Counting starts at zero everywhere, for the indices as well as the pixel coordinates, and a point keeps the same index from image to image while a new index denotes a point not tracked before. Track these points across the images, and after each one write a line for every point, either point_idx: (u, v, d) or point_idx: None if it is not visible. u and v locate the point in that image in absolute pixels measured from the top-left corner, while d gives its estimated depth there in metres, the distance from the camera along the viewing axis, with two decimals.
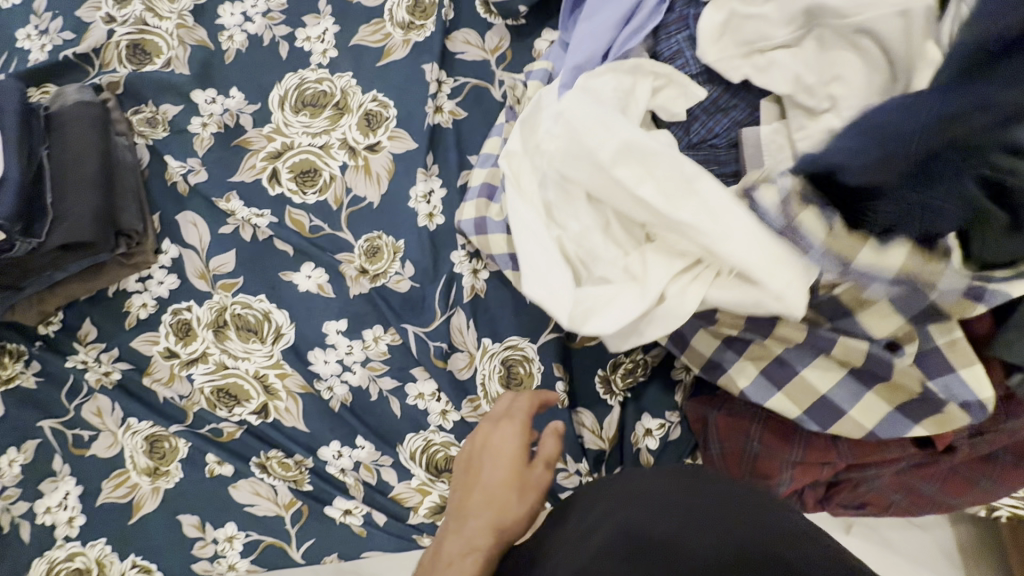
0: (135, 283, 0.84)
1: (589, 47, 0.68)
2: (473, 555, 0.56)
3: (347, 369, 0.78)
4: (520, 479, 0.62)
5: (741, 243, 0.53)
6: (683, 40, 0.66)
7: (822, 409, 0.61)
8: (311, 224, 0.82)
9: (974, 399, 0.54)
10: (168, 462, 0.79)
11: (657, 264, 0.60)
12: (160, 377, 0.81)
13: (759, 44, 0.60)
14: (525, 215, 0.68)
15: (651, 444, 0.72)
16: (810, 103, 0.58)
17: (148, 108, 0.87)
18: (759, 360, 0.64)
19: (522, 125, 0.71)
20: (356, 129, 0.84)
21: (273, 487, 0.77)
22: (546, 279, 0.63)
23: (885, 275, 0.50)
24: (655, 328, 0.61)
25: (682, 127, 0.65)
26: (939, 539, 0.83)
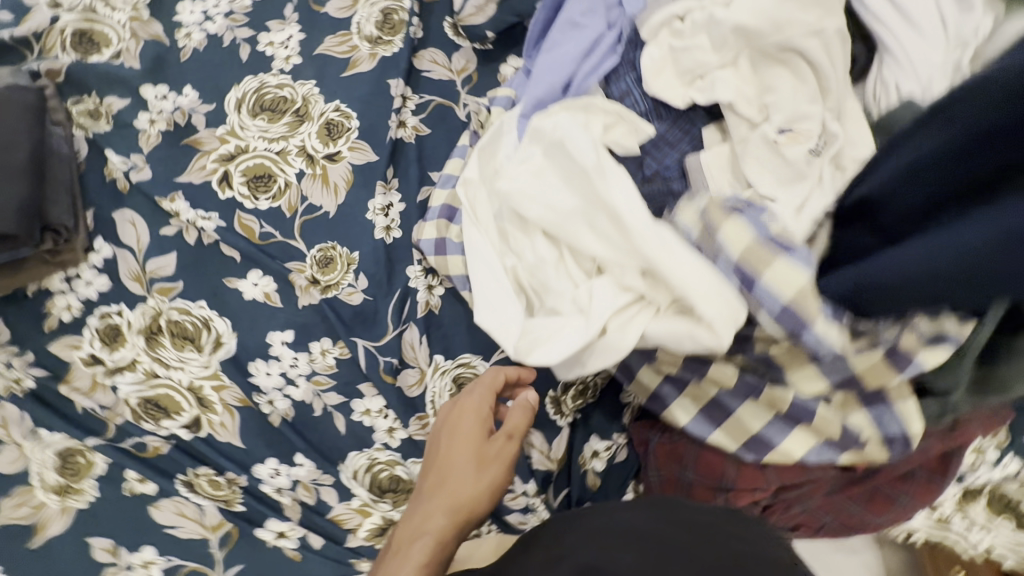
0: (60, 283, 0.78)
1: (548, 79, 0.71)
2: (427, 536, 0.61)
3: (290, 382, 0.75)
4: (483, 456, 0.65)
5: (680, 272, 0.57)
6: (632, 81, 0.69)
7: (760, 440, 0.63)
8: (261, 230, 0.79)
9: (898, 434, 0.59)
10: (81, 479, 0.73)
11: (602, 297, 0.61)
12: (79, 386, 0.75)
13: (697, 71, 0.65)
14: (480, 245, 0.72)
15: (598, 466, 0.72)
16: (749, 113, 0.63)
17: (91, 99, 0.83)
18: (697, 399, 0.67)
19: (481, 158, 0.75)
20: (316, 137, 0.82)
21: (199, 507, 0.73)
22: (498, 312, 0.67)
23: (783, 298, 0.54)
24: (598, 360, 0.62)
25: (635, 161, 0.68)
26: (862, 562, 0.87)
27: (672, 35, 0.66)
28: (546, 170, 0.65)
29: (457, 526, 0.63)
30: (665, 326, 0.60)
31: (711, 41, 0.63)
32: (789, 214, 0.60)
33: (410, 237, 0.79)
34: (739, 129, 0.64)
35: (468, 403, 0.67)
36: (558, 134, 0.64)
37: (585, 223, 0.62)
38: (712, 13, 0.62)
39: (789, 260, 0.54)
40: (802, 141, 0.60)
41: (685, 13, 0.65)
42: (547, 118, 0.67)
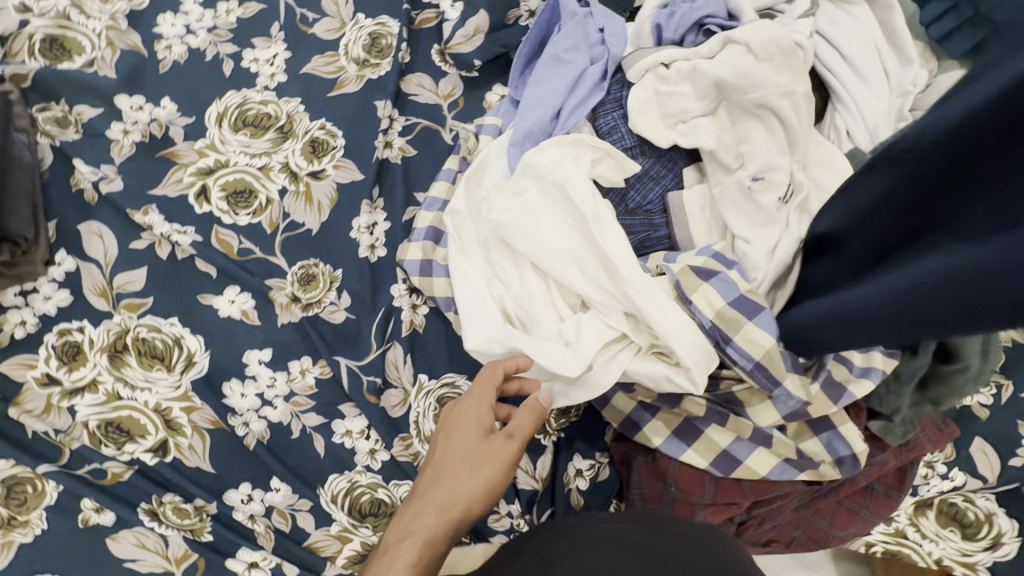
0: (14, 297, 0.73)
1: (536, 111, 0.74)
2: (415, 538, 0.56)
3: (267, 403, 0.72)
4: (482, 454, 0.60)
5: (665, 316, 0.61)
6: (618, 118, 0.72)
7: (729, 456, 0.66)
8: (240, 246, 0.78)
9: (849, 454, 0.65)
10: (28, 510, 0.67)
11: (590, 332, 0.63)
12: (32, 408, 0.70)
13: (680, 116, 0.68)
14: (468, 272, 0.70)
15: (582, 484, 0.72)
16: (726, 161, 0.67)
17: (59, 106, 0.80)
18: (671, 421, 0.68)
19: (469, 182, 0.74)
20: (300, 154, 0.82)
21: (163, 537, 0.68)
22: (487, 333, 0.66)
23: (753, 355, 0.59)
24: (580, 392, 0.65)
25: (619, 194, 0.71)
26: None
27: (659, 79, 0.70)
28: (542, 206, 0.67)
29: (448, 532, 0.57)
30: (645, 366, 0.63)
31: (693, 90, 0.68)
32: (761, 258, 0.63)
33: (395, 255, 0.79)
34: (716, 174, 0.68)
35: (471, 399, 0.62)
36: (561, 175, 0.66)
37: (579, 263, 0.65)
38: (695, 64, 0.67)
39: (757, 326, 0.59)
40: (774, 189, 0.63)
41: (669, 61, 0.70)
42: (542, 153, 0.68)
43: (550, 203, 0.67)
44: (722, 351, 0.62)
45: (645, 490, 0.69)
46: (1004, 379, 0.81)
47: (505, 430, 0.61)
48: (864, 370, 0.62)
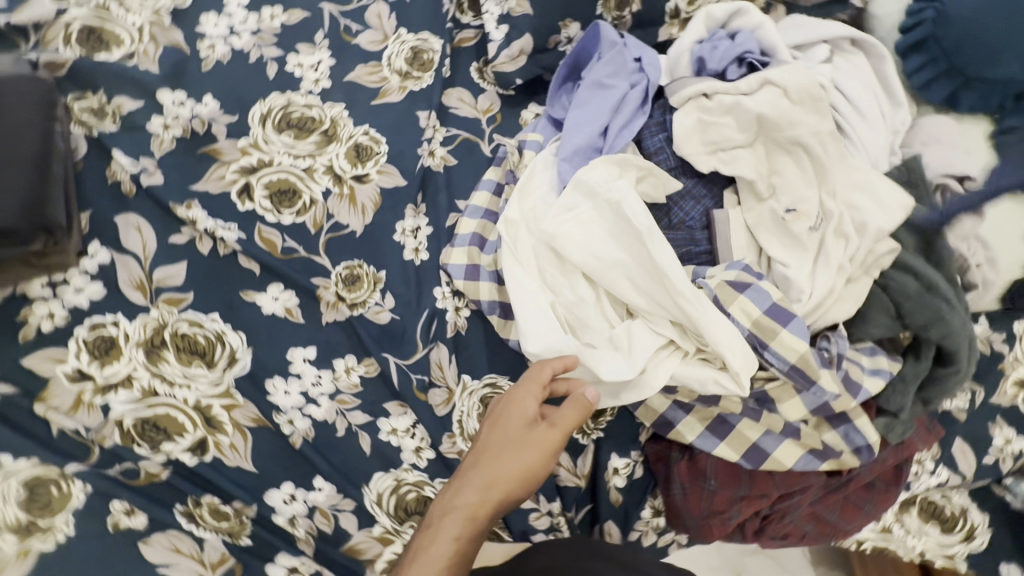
0: (41, 288, 0.69)
1: (585, 129, 0.79)
2: (453, 525, 0.60)
3: (311, 401, 0.72)
4: (524, 441, 0.62)
5: (715, 322, 0.65)
6: (662, 141, 0.79)
7: (756, 450, 0.71)
8: (284, 245, 0.77)
9: (864, 444, 0.71)
10: (54, 513, 0.63)
11: (641, 339, 0.68)
12: (60, 405, 0.66)
13: (722, 144, 0.76)
14: (522, 278, 0.72)
15: (619, 482, 0.75)
16: (760, 191, 0.76)
17: (96, 97, 0.78)
18: (704, 419, 0.73)
19: (519, 195, 0.77)
20: (344, 158, 0.84)
21: (199, 541, 0.66)
22: (548, 338, 0.68)
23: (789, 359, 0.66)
24: (633, 395, 0.68)
25: (663, 210, 0.78)
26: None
27: (699, 108, 0.77)
28: (594, 221, 0.71)
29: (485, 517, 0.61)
30: (693, 370, 0.67)
31: (735, 122, 0.75)
32: (803, 278, 0.71)
33: (437, 259, 0.81)
34: (749, 200, 0.77)
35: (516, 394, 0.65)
36: (618, 190, 0.69)
37: (629, 273, 0.69)
38: (737, 99, 0.74)
39: (792, 333, 0.66)
40: (805, 219, 0.73)
41: (710, 92, 0.77)
42: (590, 171, 0.72)
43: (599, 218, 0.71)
44: (760, 356, 0.68)
45: (688, 484, 0.72)
46: (978, 385, 0.90)
47: (545, 419, 0.64)
48: (874, 370, 0.72)
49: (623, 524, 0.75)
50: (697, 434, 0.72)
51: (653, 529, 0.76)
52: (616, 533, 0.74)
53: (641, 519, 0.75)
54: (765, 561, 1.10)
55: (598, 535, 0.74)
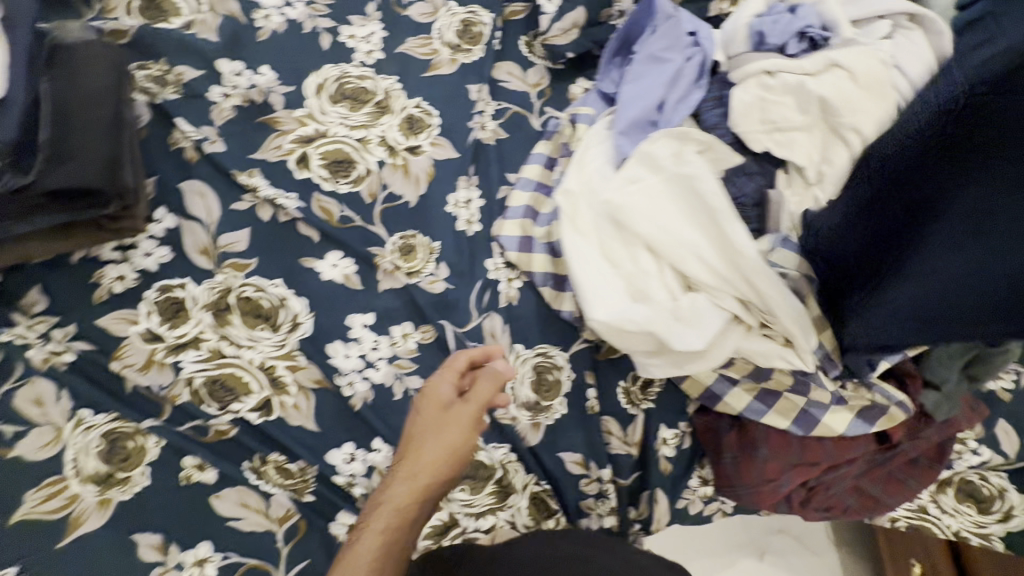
0: (113, 252, 0.72)
1: (642, 102, 0.79)
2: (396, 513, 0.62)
3: (370, 365, 0.74)
4: (449, 415, 0.66)
5: (788, 299, 0.67)
6: (720, 116, 0.80)
7: (809, 416, 0.72)
8: (341, 214, 0.79)
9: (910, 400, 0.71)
10: (131, 466, 0.65)
11: (710, 313, 0.69)
12: (133, 363, 0.69)
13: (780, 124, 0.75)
14: (584, 250, 0.73)
15: (668, 452, 0.77)
16: (808, 176, 0.75)
17: (157, 65, 0.79)
18: (753, 390, 0.75)
19: (578, 170, 0.78)
20: (398, 129, 0.85)
21: (266, 497, 0.68)
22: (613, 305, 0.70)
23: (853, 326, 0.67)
24: (698, 365, 0.71)
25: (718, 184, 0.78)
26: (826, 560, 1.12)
27: (761, 86, 0.76)
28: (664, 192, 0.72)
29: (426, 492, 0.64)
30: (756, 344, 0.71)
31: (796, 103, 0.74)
32: None
33: (489, 231, 0.82)
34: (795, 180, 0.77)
35: (450, 371, 0.69)
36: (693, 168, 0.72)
37: (699, 249, 0.70)
38: (802, 79, 0.73)
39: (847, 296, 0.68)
40: None
41: (773, 68, 0.76)
42: (654, 145, 0.74)
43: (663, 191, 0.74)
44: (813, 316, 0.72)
45: (739, 453, 0.74)
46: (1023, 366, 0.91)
47: (462, 397, 0.68)
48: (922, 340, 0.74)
49: (672, 491, 0.76)
50: (747, 404, 0.74)
51: (700, 498, 0.77)
52: (665, 501, 0.76)
53: (689, 488, 0.77)
54: (789, 541, 1.13)
55: (648, 502, 0.75)
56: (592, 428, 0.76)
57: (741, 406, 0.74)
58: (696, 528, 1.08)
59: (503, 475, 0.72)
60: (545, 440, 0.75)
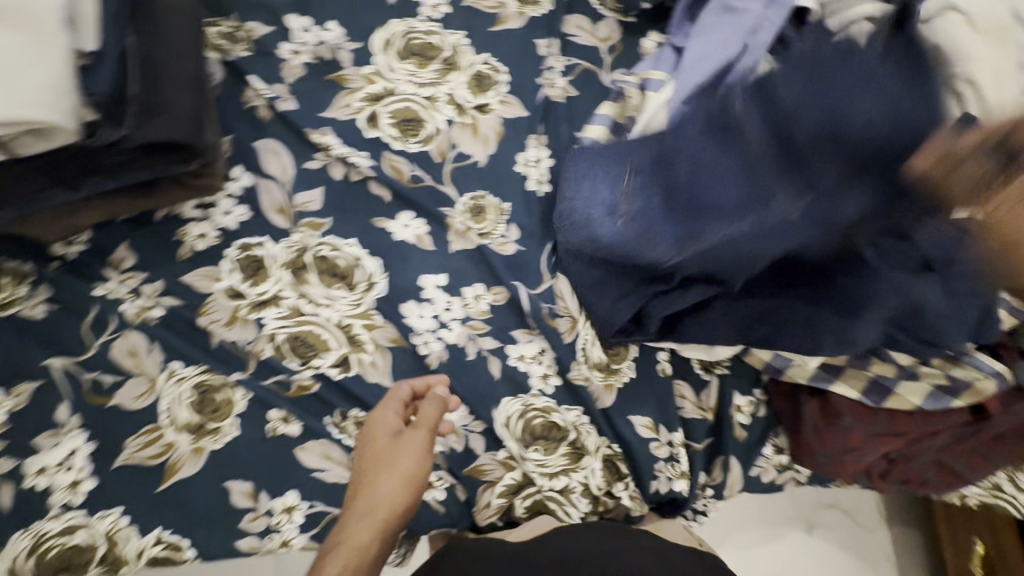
0: (194, 211, 0.73)
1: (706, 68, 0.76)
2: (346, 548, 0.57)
3: (443, 326, 0.74)
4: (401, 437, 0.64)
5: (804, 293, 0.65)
6: None
7: (880, 385, 0.70)
8: (412, 173, 0.78)
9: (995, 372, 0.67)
10: (221, 417, 0.68)
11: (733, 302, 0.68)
12: (218, 318, 0.70)
13: None
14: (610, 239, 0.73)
15: (743, 420, 0.76)
16: None
17: (228, 22, 0.78)
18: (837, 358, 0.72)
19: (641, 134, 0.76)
20: (466, 87, 0.82)
21: (347, 451, 0.69)
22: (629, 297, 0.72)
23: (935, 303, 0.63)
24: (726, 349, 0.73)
25: None
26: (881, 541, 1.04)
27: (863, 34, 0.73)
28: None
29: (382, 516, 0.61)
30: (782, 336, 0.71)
31: None
32: None
33: None
34: None
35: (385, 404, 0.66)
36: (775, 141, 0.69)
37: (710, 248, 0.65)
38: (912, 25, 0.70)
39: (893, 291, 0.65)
40: None
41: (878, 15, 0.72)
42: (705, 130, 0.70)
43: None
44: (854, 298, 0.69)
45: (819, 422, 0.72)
46: None
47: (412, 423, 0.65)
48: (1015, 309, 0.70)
49: (745, 460, 0.76)
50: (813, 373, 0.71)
51: (774, 466, 0.76)
52: (738, 468, 0.75)
53: (763, 456, 0.76)
54: (840, 516, 1.04)
55: (723, 469, 0.74)
56: (665, 395, 0.75)
57: (809, 374, 0.71)
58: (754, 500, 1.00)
59: (576, 437, 0.72)
60: (619, 402, 0.74)
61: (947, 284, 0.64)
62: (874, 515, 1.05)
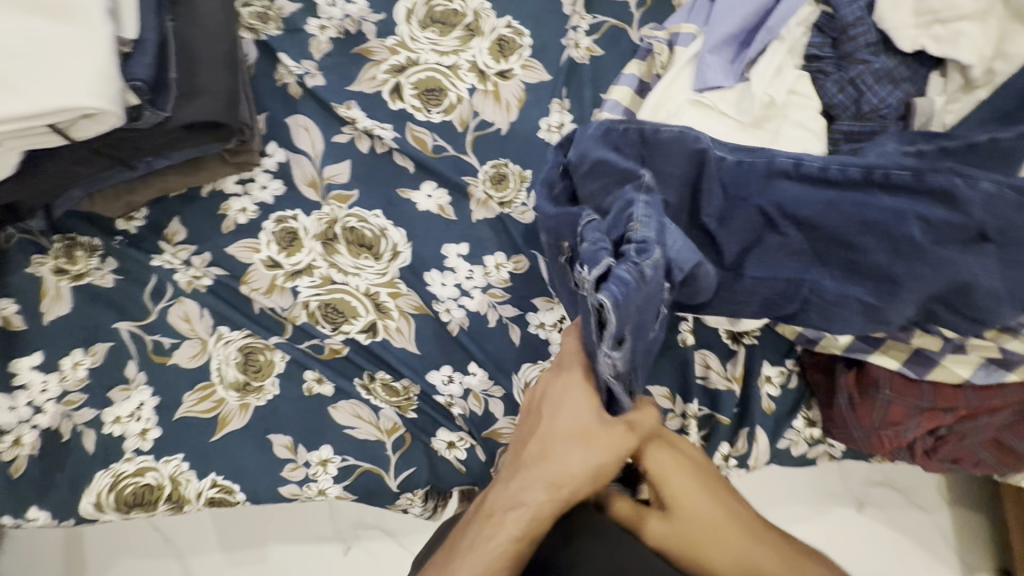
0: (234, 185, 0.78)
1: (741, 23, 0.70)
2: (520, 512, 0.54)
3: (465, 294, 0.76)
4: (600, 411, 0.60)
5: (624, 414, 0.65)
6: (864, 9, 0.67)
7: (922, 357, 0.64)
8: (434, 143, 0.79)
9: None
10: (262, 377, 0.74)
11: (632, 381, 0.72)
12: (258, 287, 0.76)
13: (941, 15, 0.63)
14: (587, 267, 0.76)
15: (772, 391, 0.73)
16: (970, 77, 0.64)
17: (260, 2, 0.81)
18: None
19: (653, 105, 0.72)
20: (488, 53, 0.81)
21: (376, 410, 0.74)
22: None
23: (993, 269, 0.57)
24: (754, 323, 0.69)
25: (852, 95, 0.67)
26: (941, 522, 0.98)
27: None
28: (739, 136, 0.69)
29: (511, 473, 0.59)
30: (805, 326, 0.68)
31: None
32: None
33: None
34: (955, 89, 0.65)
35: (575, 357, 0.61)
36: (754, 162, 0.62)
37: None
38: None
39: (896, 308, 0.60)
40: None
41: None
42: (712, 120, 0.70)
43: (747, 137, 0.69)
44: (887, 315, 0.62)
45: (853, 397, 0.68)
46: None
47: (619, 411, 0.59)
48: None
49: (773, 433, 0.73)
50: (847, 344, 0.66)
51: (804, 439, 0.73)
52: (765, 440, 0.72)
53: (792, 429, 0.73)
54: (891, 494, 0.98)
55: (748, 439, 0.71)
56: (686, 361, 0.72)
57: (841, 347, 0.67)
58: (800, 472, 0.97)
59: None
60: None
61: (1003, 255, 0.57)
62: (935, 498, 0.98)
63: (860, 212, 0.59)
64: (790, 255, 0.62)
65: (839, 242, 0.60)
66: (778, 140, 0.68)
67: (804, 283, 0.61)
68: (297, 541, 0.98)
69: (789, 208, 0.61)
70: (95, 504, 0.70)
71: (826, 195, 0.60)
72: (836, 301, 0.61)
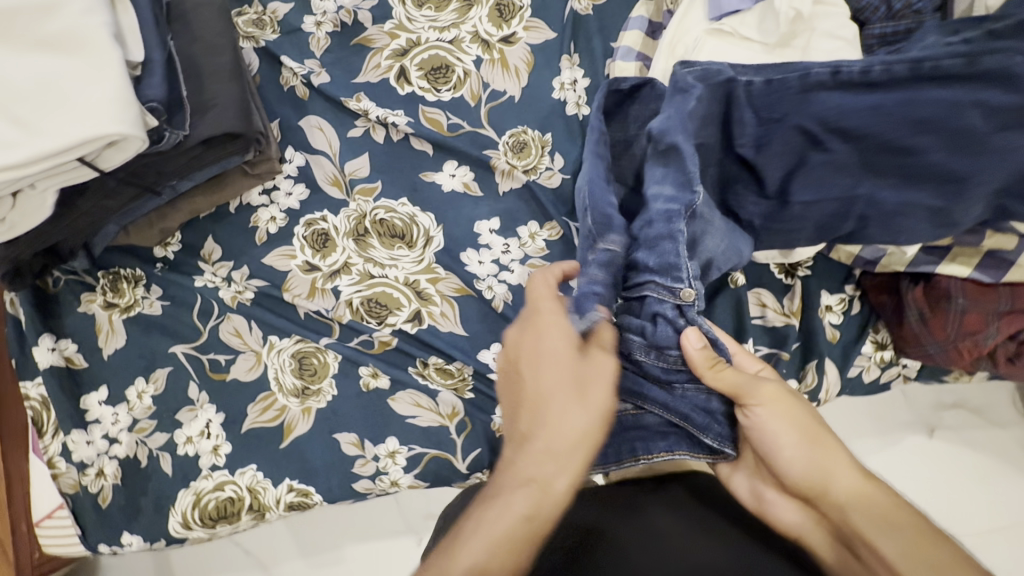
0: (260, 196, 0.78)
1: None
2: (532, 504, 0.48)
3: (504, 268, 0.75)
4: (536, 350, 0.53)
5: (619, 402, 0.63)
6: None
7: (995, 260, 0.61)
8: (449, 122, 0.77)
9: None
10: (319, 379, 0.75)
11: None
12: (300, 292, 0.76)
13: None
14: None
15: (834, 319, 0.70)
16: None
17: (254, 9, 0.81)
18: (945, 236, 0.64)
19: (671, 41, 0.70)
20: (488, 21, 0.79)
21: (433, 397, 0.74)
22: None
23: None
24: (806, 252, 0.66)
25: None
26: None
27: None
28: (767, 58, 0.66)
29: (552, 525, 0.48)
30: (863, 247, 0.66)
31: None
32: None
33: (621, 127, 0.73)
34: None
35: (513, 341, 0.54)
36: (788, 78, 0.59)
37: None
38: None
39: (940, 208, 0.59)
40: None
41: None
42: (737, 45, 0.66)
43: (775, 58, 0.65)
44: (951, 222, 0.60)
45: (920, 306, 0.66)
46: None
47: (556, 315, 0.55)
48: None
49: (843, 364, 0.70)
50: (912, 258, 0.63)
51: (876, 364, 0.71)
52: (834, 372, 0.70)
53: (862, 355, 0.70)
54: (966, 415, 0.94)
55: (818, 373, 0.69)
56: (742, 299, 0.69)
57: (906, 262, 0.63)
58: (868, 400, 0.94)
59: None
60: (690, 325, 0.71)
61: None
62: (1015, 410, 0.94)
63: (909, 111, 0.56)
64: (838, 172, 0.59)
65: (892, 149, 0.57)
66: (809, 54, 0.64)
67: (858, 199, 0.59)
68: (372, 539, 0.99)
69: (833, 121, 0.58)
70: (182, 522, 0.73)
71: (871, 100, 0.57)
72: (895, 211, 0.58)
